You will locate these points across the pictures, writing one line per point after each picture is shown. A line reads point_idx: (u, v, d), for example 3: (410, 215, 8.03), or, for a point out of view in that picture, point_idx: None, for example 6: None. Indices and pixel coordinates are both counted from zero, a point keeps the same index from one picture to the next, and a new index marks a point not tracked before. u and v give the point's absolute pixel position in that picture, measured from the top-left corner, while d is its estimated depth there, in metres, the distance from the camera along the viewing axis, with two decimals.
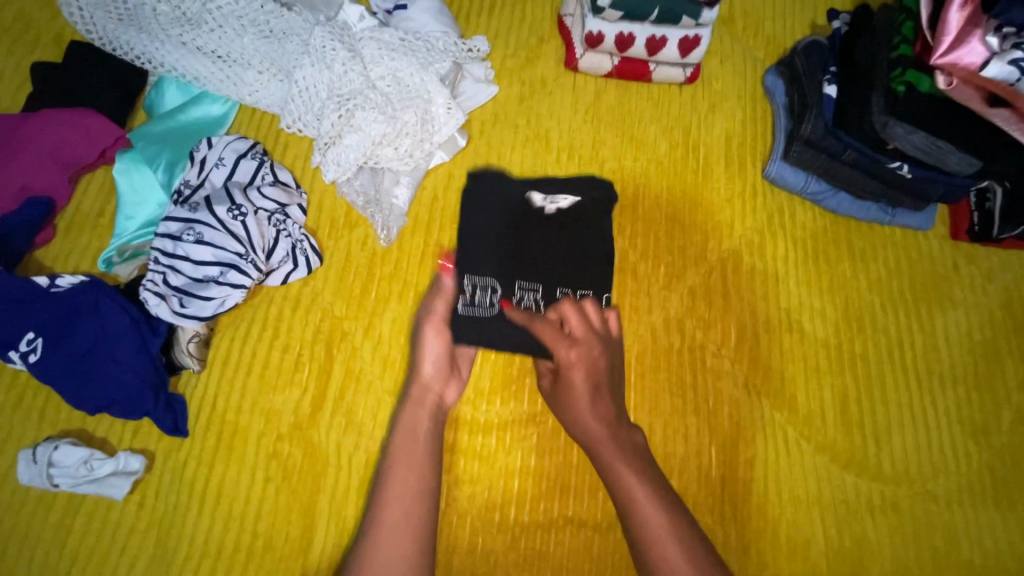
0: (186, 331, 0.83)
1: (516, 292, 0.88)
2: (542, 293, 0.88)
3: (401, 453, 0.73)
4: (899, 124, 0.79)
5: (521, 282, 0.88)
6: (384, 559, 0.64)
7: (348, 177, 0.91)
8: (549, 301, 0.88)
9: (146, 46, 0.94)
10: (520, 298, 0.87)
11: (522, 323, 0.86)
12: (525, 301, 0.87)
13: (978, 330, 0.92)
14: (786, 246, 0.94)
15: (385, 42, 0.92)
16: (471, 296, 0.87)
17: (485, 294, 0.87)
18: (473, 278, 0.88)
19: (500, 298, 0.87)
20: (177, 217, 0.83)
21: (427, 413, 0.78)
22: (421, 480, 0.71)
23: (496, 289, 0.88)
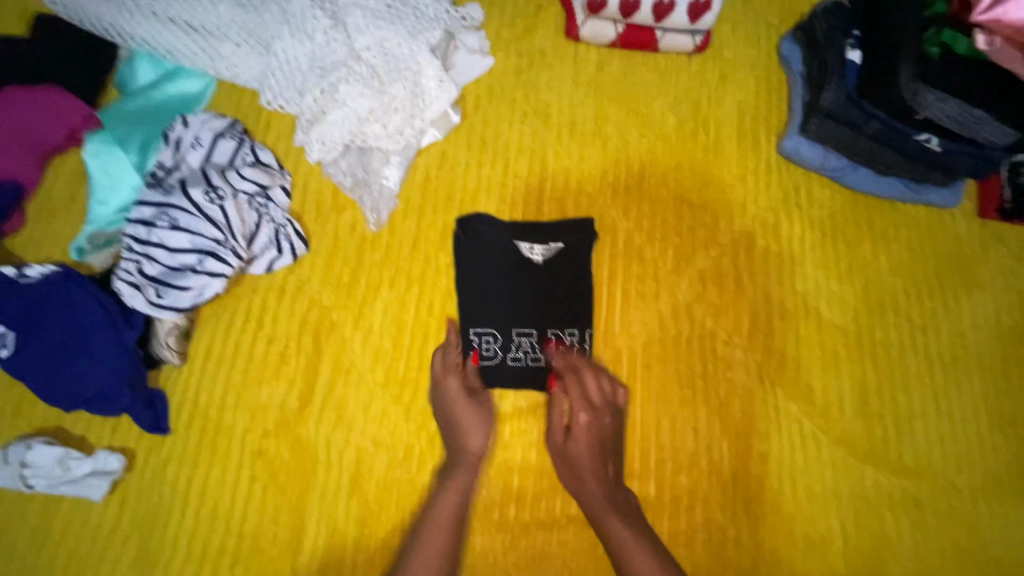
0: (165, 323, 0.78)
1: (513, 341, 0.81)
2: (537, 336, 0.82)
3: (434, 529, 0.70)
4: (930, 92, 0.72)
5: (518, 327, 0.82)
6: None
7: (334, 157, 0.85)
8: (546, 345, 0.81)
9: (114, 18, 0.88)
10: (519, 344, 0.81)
11: (523, 372, 0.81)
12: (524, 346, 0.81)
13: (1007, 315, 0.86)
14: (802, 227, 0.88)
15: (370, 9, 0.85)
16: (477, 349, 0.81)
17: (486, 344, 0.81)
18: (477, 330, 0.81)
19: (500, 348, 0.81)
20: (150, 202, 0.77)
21: (465, 477, 0.74)
22: (447, 556, 0.69)
23: (497, 337, 0.81)
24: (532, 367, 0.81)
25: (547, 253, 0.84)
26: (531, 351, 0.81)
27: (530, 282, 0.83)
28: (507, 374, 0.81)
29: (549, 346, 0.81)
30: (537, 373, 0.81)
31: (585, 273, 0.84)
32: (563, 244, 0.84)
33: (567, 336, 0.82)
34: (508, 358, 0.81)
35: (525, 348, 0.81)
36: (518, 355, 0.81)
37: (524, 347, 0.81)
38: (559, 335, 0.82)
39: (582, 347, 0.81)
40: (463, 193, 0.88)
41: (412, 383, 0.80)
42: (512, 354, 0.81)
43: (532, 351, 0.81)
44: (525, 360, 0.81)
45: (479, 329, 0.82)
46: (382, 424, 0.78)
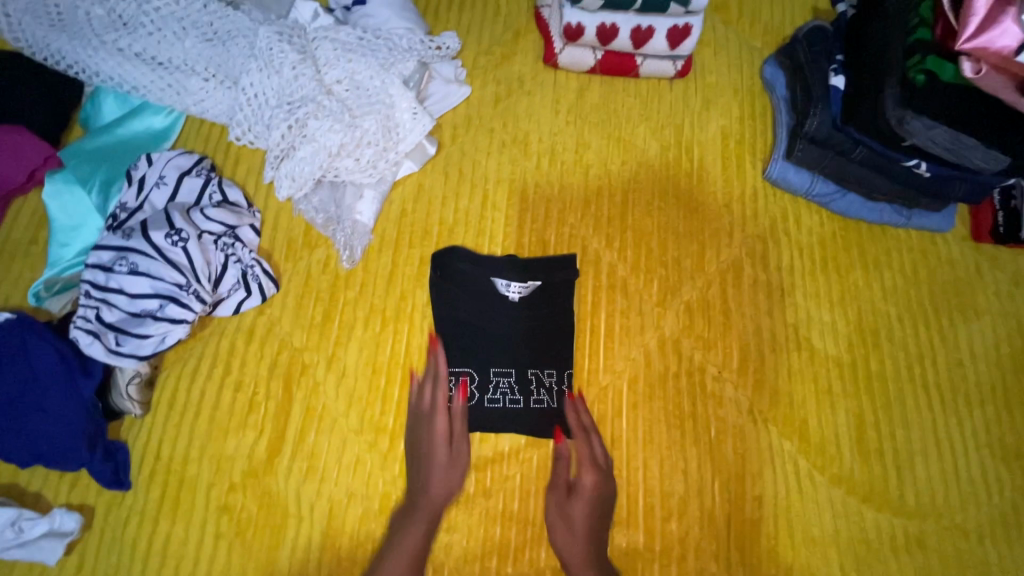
0: (125, 372, 0.74)
1: (490, 381, 0.78)
2: (516, 376, 0.78)
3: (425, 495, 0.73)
4: (918, 118, 0.70)
5: (495, 367, 0.79)
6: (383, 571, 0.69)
7: (305, 193, 0.82)
8: (525, 386, 0.78)
9: (78, 54, 0.85)
10: (496, 385, 0.78)
11: (502, 414, 0.77)
12: (502, 388, 0.78)
13: (1006, 341, 0.83)
14: (791, 254, 0.85)
15: (341, 41, 0.83)
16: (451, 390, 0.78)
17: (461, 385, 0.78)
18: (452, 370, 0.78)
19: (475, 389, 0.78)
20: (109, 246, 0.74)
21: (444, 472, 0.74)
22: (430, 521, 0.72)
23: (473, 378, 0.78)
24: (510, 409, 0.77)
25: (525, 291, 0.81)
26: (509, 391, 0.78)
27: (510, 319, 0.80)
28: (488, 417, 0.77)
29: (528, 386, 0.78)
30: (516, 415, 0.77)
31: (567, 309, 0.81)
32: (540, 282, 0.82)
33: (546, 377, 0.78)
34: (485, 400, 0.77)
35: (503, 388, 0.78)
36: (494, 397, 0.77)
37: (502, 387, 0.78)
38: (538, 375, 0.78)
39: (561, 389, 0.78)
40: (440, 226, 0.85)
41: (388, 429, 0.76)
42: (489, 395, 0.77)
43: (510, 393, 0.78)
44: (503, 402, 0.77)
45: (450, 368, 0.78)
46: (356, 473, 0.74)
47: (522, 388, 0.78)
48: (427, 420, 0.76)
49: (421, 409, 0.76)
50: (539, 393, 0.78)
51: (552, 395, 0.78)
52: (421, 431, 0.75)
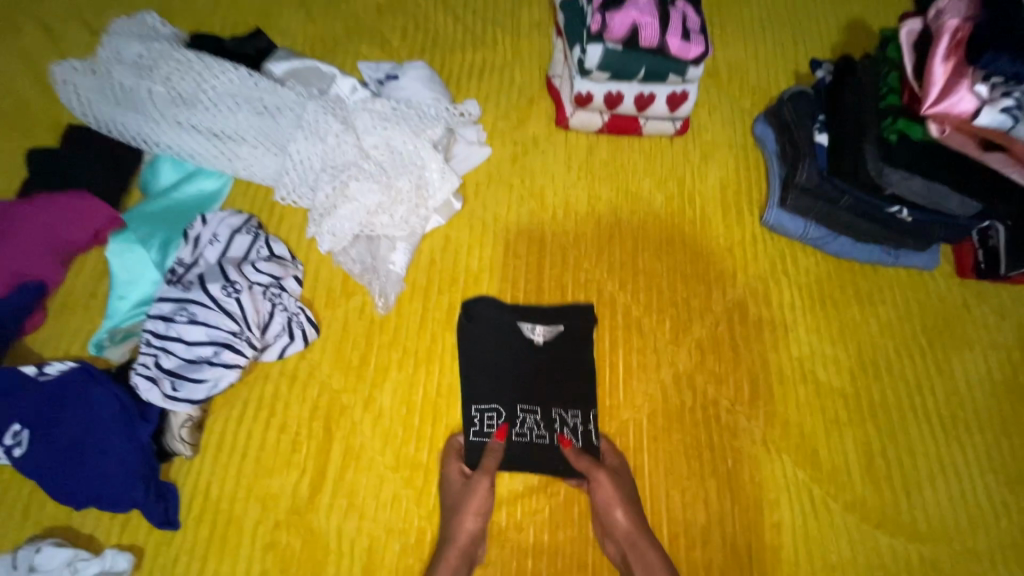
0: (178, 415, 0.79)
1: (517, 416, 0.83)
2: (541, 413, 0.83)
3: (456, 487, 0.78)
4: (894, 170, 0.78)
5: (522, 404, 0.84)
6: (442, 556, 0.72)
7: (344, 247, 0.90)
8: (550, 423, 0.83)
9: (141, 127, 0.96)
10: (522, 421, 0.83)
11: (529, 449, 0.81)
12: (528, 424, 0.83)
13: (998, 370, 0.89)
14: (792, 292, 0.92)
15: (377, 112, 0.93)
16: (478, 425, 0.83)
17: (489, 420, 0.83)
18: (479, 407, 0.83)
19: (501, 424, 0.82)
20: (170, 298, 0.81)
21: (460, 477, 0.78)
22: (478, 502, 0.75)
23: (501, 413, 0.83)
24: (536, 443, 0.82)
25: (550, 334, 0.88)
26: (536, 427, 0.83)
27: (533, 357, 0.87)
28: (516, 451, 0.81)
29: (553, 424, 0.83)
30: (542, 450, 0.81)
31: (587, 347, 0.87)
32: (562, 326, 0.88)
33: (570, 417, 0.83)
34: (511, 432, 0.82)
35: (529, 424, 0.83)
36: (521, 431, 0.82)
37: (529, 421, 0.83)
38: (562, 414, 0.83)
39: (586, 428, 0.83)
40: (466, 273, 0.92)
41: (422, 464, 0.81)
42: (515, 430, 0.82)
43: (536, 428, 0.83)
44: (530, 436, 0.82)
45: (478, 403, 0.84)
46: (393, 508, 0.78)
47: (547, 424, 0.83)
48: (447, 467, 0.79)
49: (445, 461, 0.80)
50: (564, 430, 0.82)
51: (576, 433, 0.82)
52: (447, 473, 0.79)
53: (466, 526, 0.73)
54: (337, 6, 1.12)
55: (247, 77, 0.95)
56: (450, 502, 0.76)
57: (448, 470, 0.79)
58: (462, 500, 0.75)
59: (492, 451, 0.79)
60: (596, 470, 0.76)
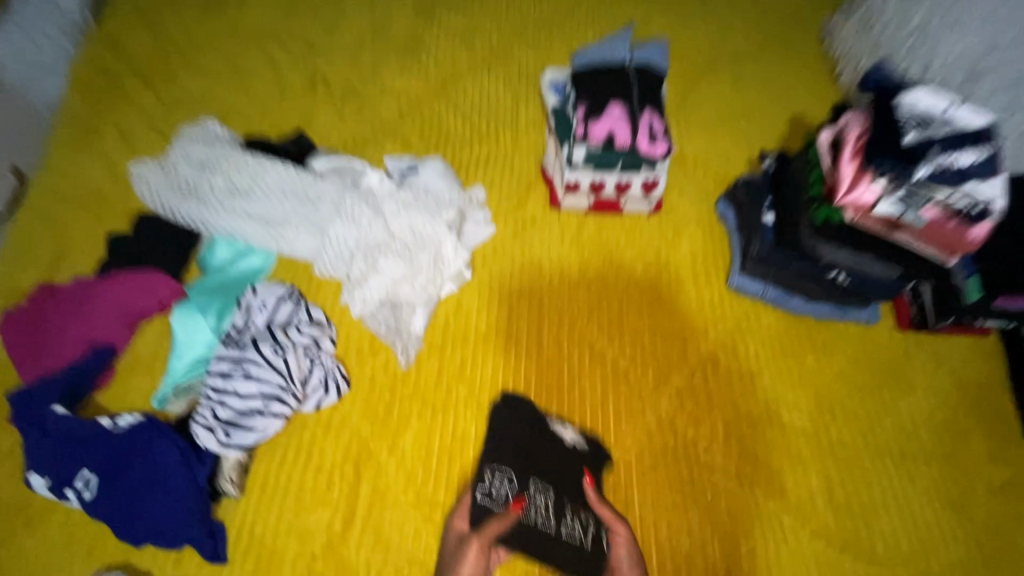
0: (229, 460, 0.92)
1: (531, 493, 0.91)
2: (552, 498, 0.91)
3: (451, 549, 0.87)
4: (826, 245, 0.96)
5: (536, 483, 0.92)
6: None
7: (373, 311, 1.06)
8: (561, 511, 0.90)
9: (202, 213, 1.14)
10: (534, 501, 0.91)
11: (532, 533, 0.88)
12: (539, 505, 0.90)
13: (939, 411, 1.03)
14: (756, 345, 1.07)
15: (402, 199, 1.12)
16: (486, 487, 0.91)
17: (499, 487, 0.91)
18: (493, 470, 0.92)
19: (515, 498, 0.91)
20: (228, 357, 0.96)
21: (458, 533, 0.88)
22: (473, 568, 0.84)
23: (512, 482, 0.92)
24: (541, 529, 0.89)
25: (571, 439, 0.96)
26: (544, 512, 0.90)
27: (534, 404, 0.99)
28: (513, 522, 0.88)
29: (563, 512, 0.90)
30: (545, 538, 0.88)
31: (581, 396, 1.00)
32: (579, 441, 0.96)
33: (583, 511, 0.91)
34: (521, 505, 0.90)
35: (540, 506, 0.90)
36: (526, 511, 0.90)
37: (541, 501, 0.91)
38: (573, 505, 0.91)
39: (596, 527, 0.90)
40: (476, 333, 1.07)
41: (440, 502, 0.92)
42: (526, 511, 0.90)
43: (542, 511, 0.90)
44: (537, 520, 0.89)
45: (497, 467, 0.93)
46: (415, 542, 0.89)
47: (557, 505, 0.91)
48: (452, 521, 0.90)
49: (454, 512, 0.90)
50: (573, 522, 0.90)
51: (584, 528, 0.90)
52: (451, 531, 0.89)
53: None
54: (364, 109, 1.33)
55: (293, 172, 1.15)
56: (446, 562, 0.86)
57: (453, 522, 0.89)
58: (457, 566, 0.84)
59: (505, 518, 0.88)
60: (619, 525, 0.88)
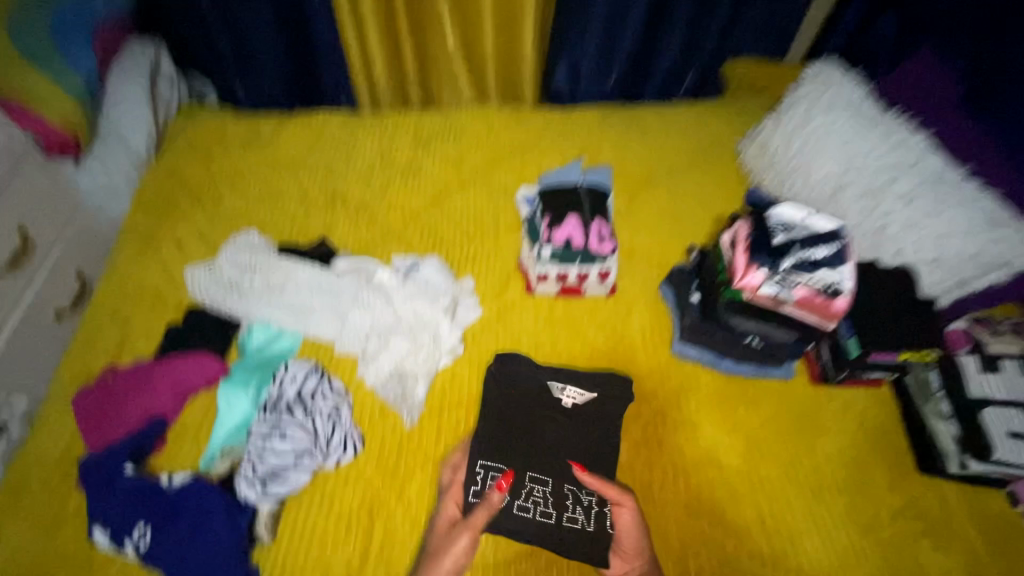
0: (264, 509, 1.11)
1: (529, 486, 1.17)
2: (550, 488, 1.17)
3: (440, 526, 1.09)
4: (739, 316, 1.22)
5: (531, 475, 1.18)
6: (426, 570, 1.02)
7: (384, 381, 1.30)
8: (558, 499, 1.16)
9: (244, 306, 1.42)
10: (534, 490, 1.16)
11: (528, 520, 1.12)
12: (540, 494, 1.16)
13: (847, 449, 1.26)
14: (697, 401, 1.31)
15: (407, 291, 1.41)
16: (478, 487, 1.15)
17: (497, 480, 1.17)
18: (484, 464, 1.18)
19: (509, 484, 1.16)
20: (267, 422, 1.19)
21: (449, 511, 1.11)
22: (459, 545, 1.04)
23: (508, 479, 1.17)
24: (542, 517, 1.13)
25: (583, 400, 1.29)
26: (546, 502, 1.15)
27: (516, 455, 1.21)
28: (513, 519, 1.12)
29: (560, 502, 1.15)
30: (546, 525, 1.12)
31: (555, 444, 1.23)
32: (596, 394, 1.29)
33: (583, 496, 1.16)
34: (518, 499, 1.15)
35: (538, 496, 1.15)
36: (523, 502, 1.14)
37: (540, 492, 1.16)
38: (573, 491, 1.17)
39: (599, 508, 1.15)
40: (469, 397, 1.30)
41: None
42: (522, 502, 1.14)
43: (541, 501, 1.15)
44: (540, 505, 1.14)
45: (485, 463, 1.19)
46: None
47: (554, 494, 1.16)
48: (443, 500, 1.13)
49: (445, 490, 1.15)
50: (574, 506, 1.15)
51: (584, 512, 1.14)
52: (441, 507, 1.12)
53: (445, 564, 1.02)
54: (375, 220, 1.66)
55: (319, 271, 1.44)
56: (435, 538, 1.07)
57: (443, 505, 1.12)
58: (442, 541, 1.06)
59: (488, 503, 1.08)
60: (625, 498, 1.10)
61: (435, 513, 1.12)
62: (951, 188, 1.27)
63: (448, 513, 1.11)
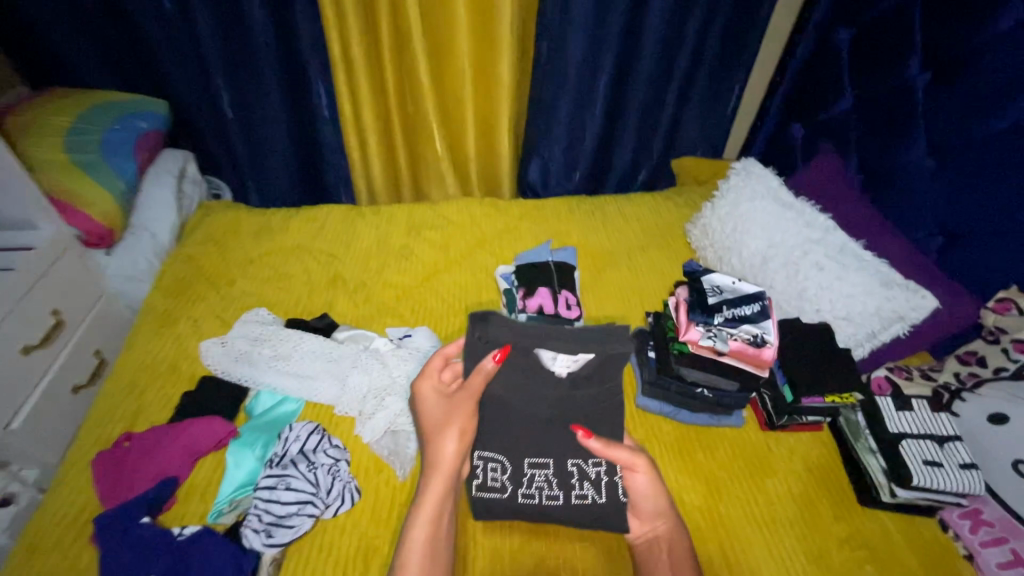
0: (267, 557, 1.21)
1: (531, 472, 1.28)
2: (551, 470, 1.28)
3: (431, 404, 1.25)
4: (687, 369, 1.43)
5: (531, 461, 1.29)
6: (440, 441, 1.19)
7: (379, 438, 1.44)
8: (559, 480, 1.28)
9: (253, 373, 1.58)
10: (536, 473, 1.28)
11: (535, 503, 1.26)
12: (543, 475, 1.28)
13: (795, 487, 1.40)
14: (660, 447, 1.47)
15: (401, 356, 1.58)
16: (480, 479, 1.27)
17: (495, 470, 1.28)
18: (481, 455, 1.29)
19: (509, 476, 1.28)
20: (273, 475, 1.31)
21: (431, 386, 1.27)
22: (464, 410, 1.20)
23: (507, 468, 1.28)
24: (548, 500, 1.26)
25: (578, 365, 1.17)
26: (550, 485, 1.27)
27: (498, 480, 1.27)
28: (521, 506, 1.26)
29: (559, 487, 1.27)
30: (550, 507, 1.26)
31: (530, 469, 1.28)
32: (593, 355, 1.16)
33: (590, 468, 1.29)
34: (522, 491, 1.27)
35: (540, 480, 1.27)
36: (527, 489, 1.27)
37: (542, 476, 1.27)
38: (580, 467, 1.29)
39: (611, 479, 1.28)
40: None
41: None
42: (526, 489, 1.27)
43: (545, 485, 1.27)
44: (545, 487, 1.27)
45: (482, 454, 1.29)
46: None
47: (557, 475, 1.28)
48: (422, 376, 1.28)
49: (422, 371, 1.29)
50: (581, 484, 1.28)
51: (591, 487, 1.28)
52: (423, 383, 1.28)
53: (452, 435, 1.19)
54: (371, 298, 1.87)
55: (323, 341, 1.62)
56: (433, 414, 1.23)
57: (421, 385, 1.28)
58: (439, 415, 1.23)
59: (481, 370, 1.16)
60: (640, 465, 1.19)
61: (418, 388, 1.28)
62: (853, 258, 1.56)
63: (428, 391, 1.27)
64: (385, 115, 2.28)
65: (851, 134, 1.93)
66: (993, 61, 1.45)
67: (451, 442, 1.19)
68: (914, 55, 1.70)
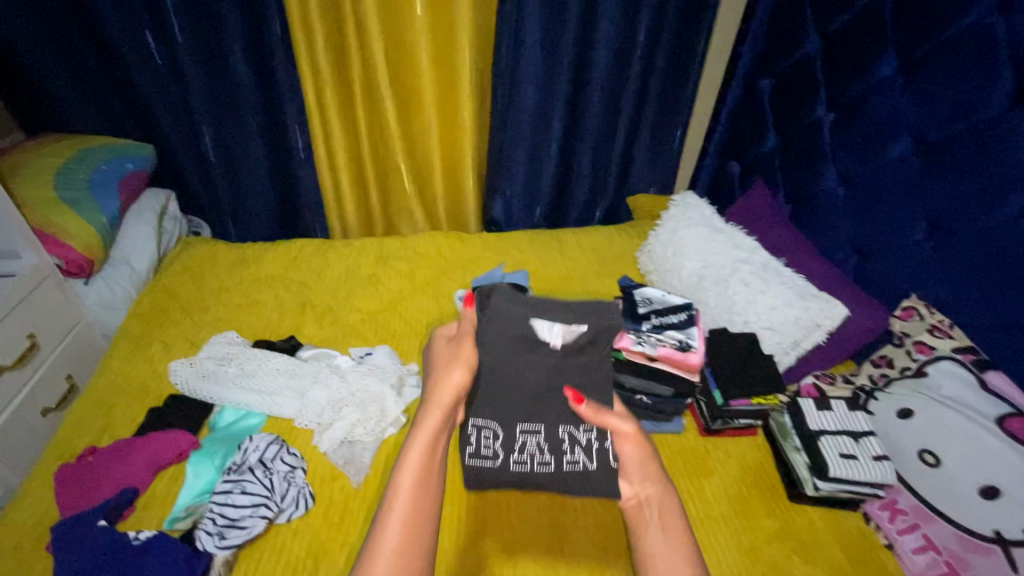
0: (219, 559, 1.25)
1: (523, 439, 1.29)
2: (541, 437, 1.29)
3: (440, 350, 1.30)
4: (624, 374, 1.55)
5: (524, 428, 1.29)
6: (443, 373, 1.21)
7: (334, 448, 1.51)
8: (550, 448, 1.30)
9: (218, 390, 1.66)
10: (529, 440, 1.29)
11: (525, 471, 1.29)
12: (535, 442, 1.29)
13: (729, 487, 1.49)
14: None
15: (360, 372, 1.68)
16: (474, 446, 1.28)
17: (489, 436, 1.28)
18: (477, 424, 1.28)
19: (503, 442, 1.29)
20: (230, 481, 1.38)
21: (441, 339, 1.34)
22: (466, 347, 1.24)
23: (499, 435, 1.29)
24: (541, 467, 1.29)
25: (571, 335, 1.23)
26: (542, 452, 1.29)
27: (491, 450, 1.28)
28: (511, 473, 1.29)
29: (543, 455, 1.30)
30: (539, 474, 1.30)
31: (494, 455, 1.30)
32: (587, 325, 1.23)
33: (582, 434, 1.30)
34: (513, 458, 1.29)
35: (532, 447, 1.29)
36: (519, 456, 1.29)
37: (534, 444, 1.29)
38: (573, 434, 1.30)
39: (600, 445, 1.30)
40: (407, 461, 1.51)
41: None
42: (518, 456, 1.29)
43: (537, 453, 1.29)
44: (535, 453, 1.29)
45: (478, 423, 1.28)
46: None
47: (548, 442, 1.30)
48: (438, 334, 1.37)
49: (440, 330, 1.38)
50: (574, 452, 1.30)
51: (582, 453, 1.30)
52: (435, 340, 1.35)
53: (458, 366, 1.20)
54: (337, 321, 1.98)
55: (287, 359, 1.72)
56: (441, 355, 1.27)
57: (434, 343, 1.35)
58: (446, 355, 1.26)
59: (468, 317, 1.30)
60: (629, 430, 1.22)
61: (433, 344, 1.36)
62: (774, 275, 1.72)
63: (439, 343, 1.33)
64: (357, 157, 2.48)
65: (777, 168, 2.15)
66: (878, 102, 1.68)
67: (451, 374, 1.20)
68: (820, 98, 1.93)
